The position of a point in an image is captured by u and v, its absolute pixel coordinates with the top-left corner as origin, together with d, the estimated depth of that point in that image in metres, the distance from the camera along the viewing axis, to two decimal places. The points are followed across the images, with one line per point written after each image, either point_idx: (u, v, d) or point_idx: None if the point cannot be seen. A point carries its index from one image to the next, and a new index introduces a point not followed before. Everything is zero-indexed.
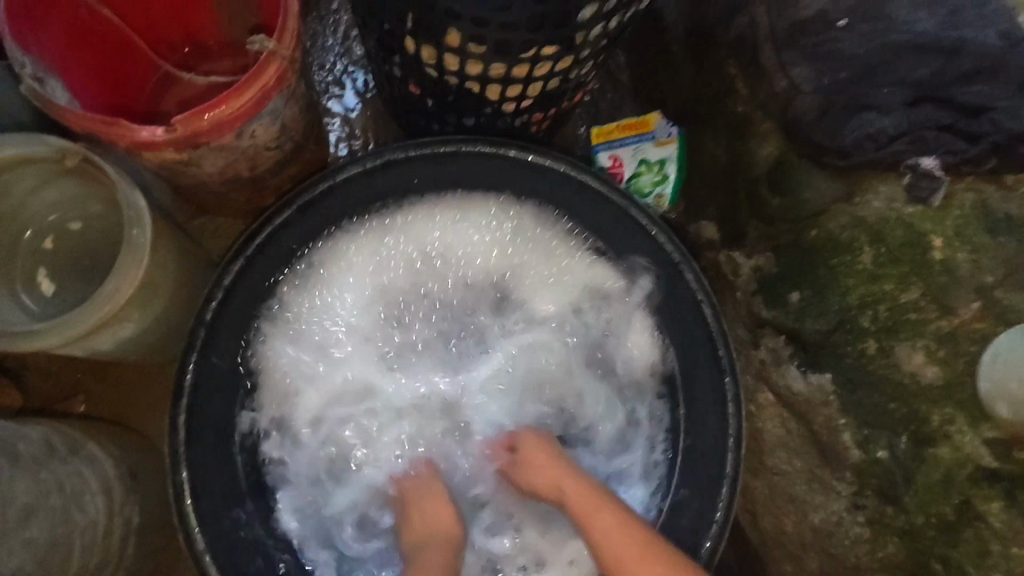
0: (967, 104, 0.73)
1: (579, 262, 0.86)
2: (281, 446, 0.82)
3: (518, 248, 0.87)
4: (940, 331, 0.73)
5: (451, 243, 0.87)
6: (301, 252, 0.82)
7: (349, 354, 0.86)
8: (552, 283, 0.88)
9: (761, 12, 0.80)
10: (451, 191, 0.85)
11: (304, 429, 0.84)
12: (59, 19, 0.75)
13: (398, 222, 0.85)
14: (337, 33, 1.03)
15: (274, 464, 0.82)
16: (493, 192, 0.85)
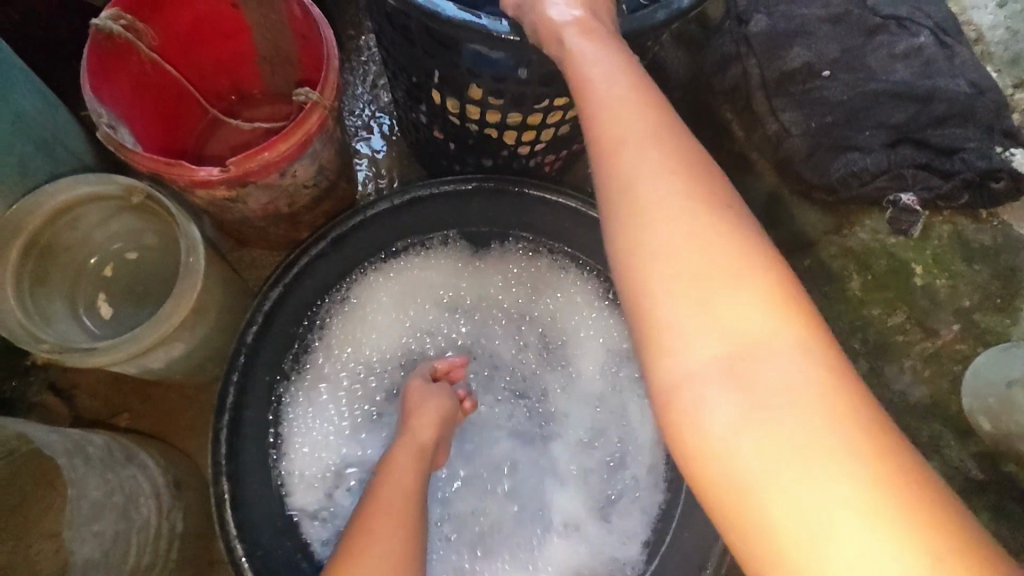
0: (941, 145, 0.82)
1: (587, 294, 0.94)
2: (313, 464, 0.89)
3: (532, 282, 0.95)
4: (925, 351, 0.80)
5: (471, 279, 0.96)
6: (338, 286, 0.91)
7: (376, 381, 0.93)
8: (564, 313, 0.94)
9: (753, 63, 0.88)
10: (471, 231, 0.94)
11: (335, 450, 0.90)
12: (129, 74, 0.84)
13: (423, 259, 0.94)
14: (366, 82, 1.13)
15: (305, 480, 0.88)
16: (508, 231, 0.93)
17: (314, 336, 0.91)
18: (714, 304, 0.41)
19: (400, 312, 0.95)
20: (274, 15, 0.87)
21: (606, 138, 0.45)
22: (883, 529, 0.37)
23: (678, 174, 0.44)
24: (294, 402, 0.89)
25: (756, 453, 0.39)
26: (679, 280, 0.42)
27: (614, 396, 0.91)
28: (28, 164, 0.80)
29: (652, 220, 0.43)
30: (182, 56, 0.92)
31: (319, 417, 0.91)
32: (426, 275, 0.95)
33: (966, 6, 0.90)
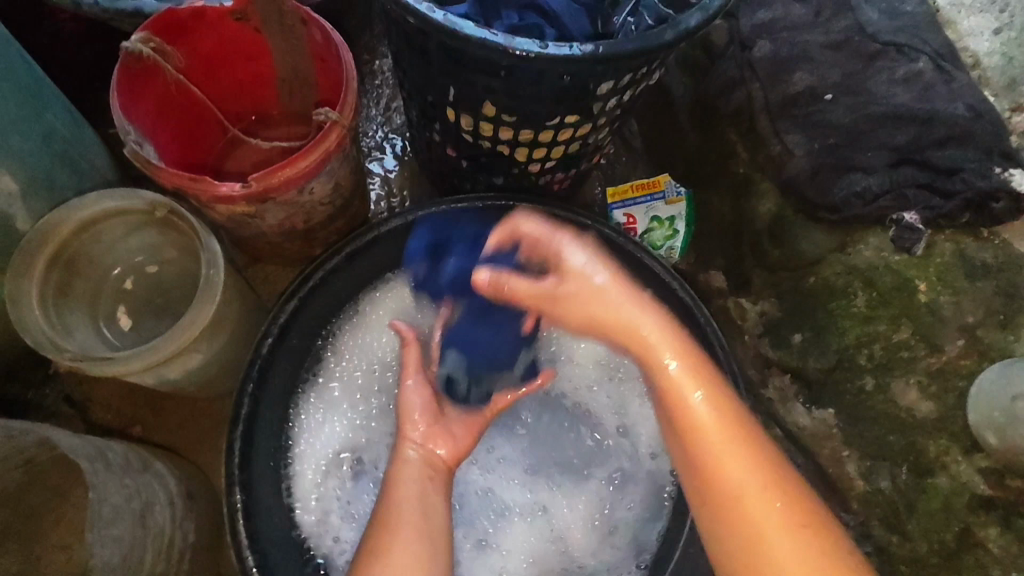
0: (941, 165, 0.82)
1: None
2: (312, 463, 0.91)
3: None
4: (931, 367, 0.80)
5: None
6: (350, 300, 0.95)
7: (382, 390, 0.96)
8: None
9: (756, 87, 0.92)
10: None
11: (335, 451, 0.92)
12: (154, 95, 0.88)
13: None
14: (380, 104, 1.17)
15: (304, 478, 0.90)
16: None
17: (324, 345, 0.94)
18: (767, 511, 0.55)
19: (405, 317, 0.96)
20: (295, 40, 0.91)
21: (665, 379, 0.60)
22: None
23: (728, 412, 0.59)
24: (302, 404, 0.92)
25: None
26: (751, 499, 0.56)
27: (614, 399, 0.91)
28: (56, 178, 0.83)
29: (712, 450, 0.58)
30: (205, 78, 0.96)
31: (326, 418, 0.93)
32: None
33: (962, 34, 0.92)
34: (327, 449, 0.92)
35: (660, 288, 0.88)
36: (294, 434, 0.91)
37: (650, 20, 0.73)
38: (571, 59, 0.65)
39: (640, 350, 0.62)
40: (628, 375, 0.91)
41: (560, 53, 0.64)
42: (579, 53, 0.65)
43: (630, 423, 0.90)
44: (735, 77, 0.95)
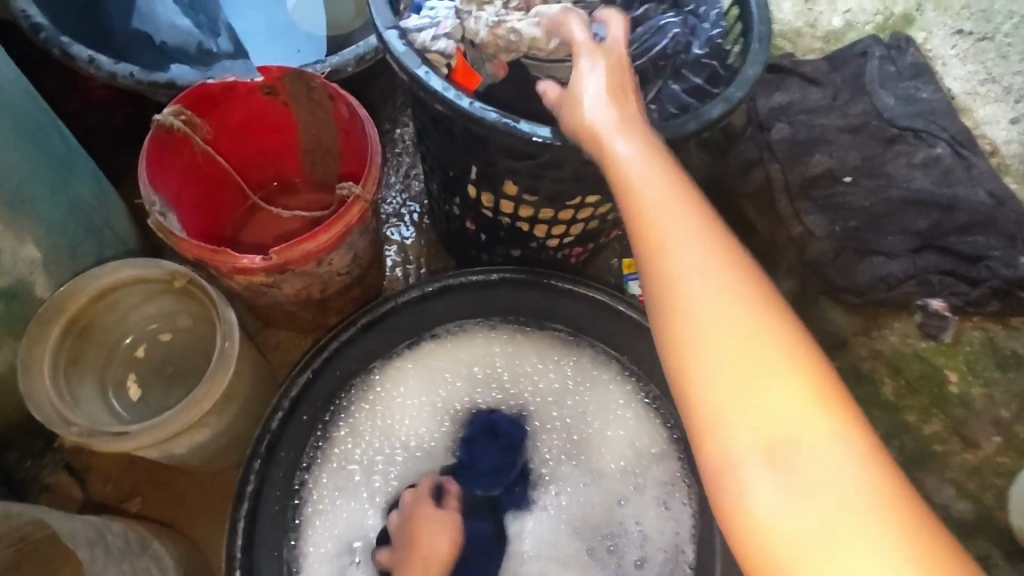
0: (967, 253, 0.84)
1: (627, 397, 0.92)
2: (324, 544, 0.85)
3: (575, 379, 0.93)
4: (966, 463, 0.78)
5: (515, 364, 0.94)
6: (370, 367, 0.92)
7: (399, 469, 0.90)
8: (602, 407, 0.92)
9: (776, 168, 0.92)
10: (508, 320, 0.95)
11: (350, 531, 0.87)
12: (180, 163, 0.89)
13: (461, 344, 0.94)
14: (400, 172, 1.18)
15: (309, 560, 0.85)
16: (547, 324, 0.95)
17: (336, 423, 0.90)
18: (761, 353, 0.44)
19: (428, 394, 0.93)
20: (322, 114, 0.93)
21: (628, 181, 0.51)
22: (883, 529, 0.40)
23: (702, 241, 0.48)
24: (312, 483, 0.87)
25: (778, 490, 0.42)
26: (717, 325, 0.45)
27: (648, 507, 0.87)
28: (79, 247, 0.83)
29: (690, 305, 0.46)
30: (230, 148, 0.98)
31: (335, 500, 0.87)
32: (460, 359, 0.94)
33: (979, 121, 0.94)
34: (333, 534, 0.86)
35: None
36: (303, 513, 0.86)
37: (672, 109, 0.74)
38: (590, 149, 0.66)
39: (627, 193, 0.51)
40: (653, 479, 0.88)
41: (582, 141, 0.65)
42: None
43: (668, 517, 0.86)
44: (753, 158, 0.94)
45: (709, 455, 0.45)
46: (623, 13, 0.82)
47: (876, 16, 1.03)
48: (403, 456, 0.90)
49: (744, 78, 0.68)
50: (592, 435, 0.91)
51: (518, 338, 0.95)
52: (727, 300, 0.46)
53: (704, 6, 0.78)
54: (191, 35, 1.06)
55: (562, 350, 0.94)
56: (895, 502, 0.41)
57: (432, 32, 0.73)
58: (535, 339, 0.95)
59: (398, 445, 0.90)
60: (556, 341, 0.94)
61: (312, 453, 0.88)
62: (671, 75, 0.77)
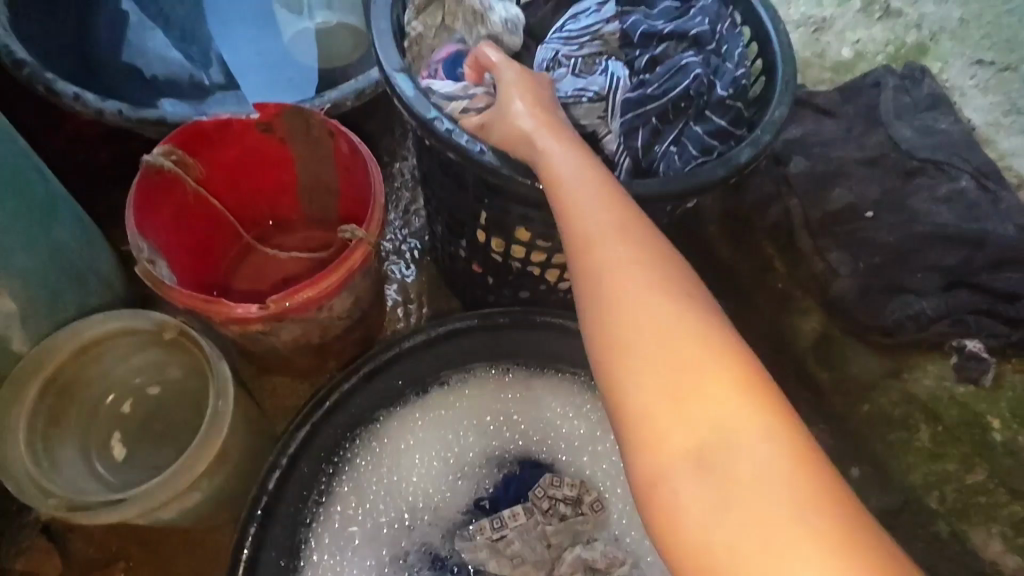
0: (1001, 291, 0.80)
1: None
2: None
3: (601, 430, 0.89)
4: (1015, 515, 0.74)
5: (529, 413, 0.90)
6: (374, 419, 0.87)
7: (409, 530, 0.85)
8: None
9: (795, 203, 0.89)
10: (521, 366, 0.91)
11: None
12: (170, 205, 0.85)
13: (471, 392, 0.91)
14: (399, 208, 1.14)
15: None
16: (561, 372, 0.91)
17: (338, 480, 0.84)
18: (670, 322, 0.43)
19: (439, 449, 0.88)
20: (320, 151, 0.89)
21: (585, 237, 0.48)
22: (798, 491, 0.38)
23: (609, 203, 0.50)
24: (313, 547, 0.82)
25: (709, 496, 0.39)
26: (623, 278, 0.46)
27: None
28: (60, 296, 0.78)
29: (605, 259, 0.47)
30: (223, 188, 0.93)
31: (339, 563, 0.82)
32: (471, 409, 0.90)
33: (1004, 152, 0.91)
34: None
35: None
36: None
37: (694, 150, 0.71)
38: None
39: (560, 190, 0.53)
40: None
41: None
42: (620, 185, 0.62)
43: None
44: (770, 192, 0.91)
45: (646, 455, 0.41)
46: (641, 51, 0.78)
47: (888, 46, 1.01)
48: (414, 514, 0.86)
49: (772, 121, 0.66)
50: (622, 494, 0.86)
51: (531, 386, 0.91)
52: (635, 255, 0.47)
53: (725, 44, 0.75)
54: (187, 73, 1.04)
55: (585, 398, 0.90)
56: (813, 473, 0.38)
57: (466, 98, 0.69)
58: (550, 387, 0.91)
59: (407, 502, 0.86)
60: (577, 390, 0.90)
61: (316, 511, 0.83)
62: (694, 115, 0.73)
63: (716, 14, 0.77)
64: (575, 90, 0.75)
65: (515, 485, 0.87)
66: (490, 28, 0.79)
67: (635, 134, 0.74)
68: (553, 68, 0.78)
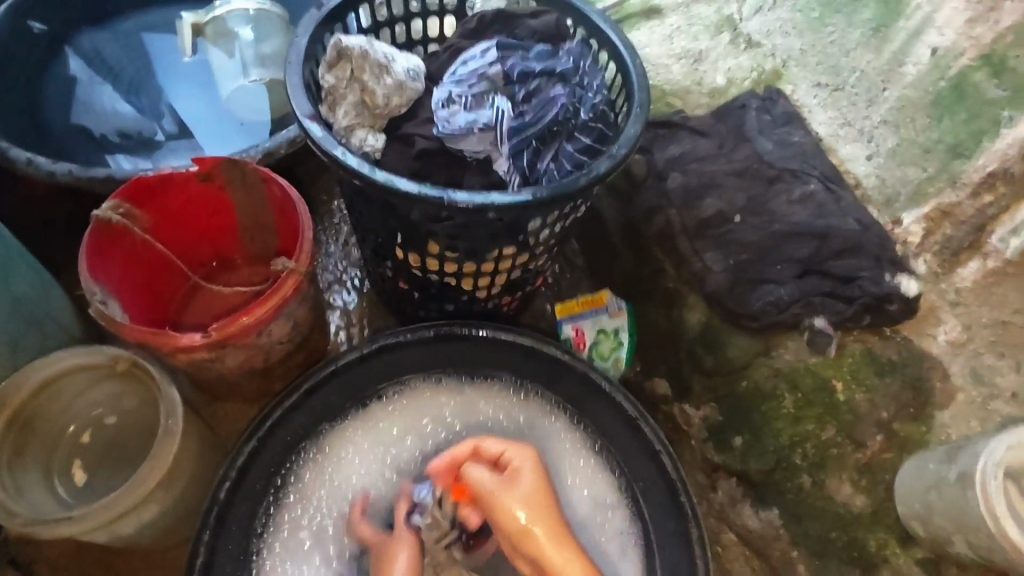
0: (840, 274, 0.91)
1: (573, 440, 0.97)
2: None
3: (525, 425, 0.99)
4: (858, 462, 0.86)
5: (460, 415, 1.00)
6: (317, 433, 0.96)
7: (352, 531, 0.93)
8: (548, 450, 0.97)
9: (674, 213, 1.02)
10: (449, 373, 1.01)
11: None
12: (120, 253, 0.95)
13: (406, 402, 1.00)
14: (339, 240, 1.25)
15: None
16: (486, 376, 1.01)
17: (287, 490, 0.93)
18: None
19: (381, 454, 0.98)
20: (256, 196, 1.00)
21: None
22: None
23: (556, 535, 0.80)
24: (266, 555, 0.90)
25: None
26: None
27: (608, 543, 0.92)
28: (19, 340, 0.86)
29: None
30: (168, 235, 1.03)
31: (291, 566, 0.90)
32: (407, 418, 1.00)
33: (843, 159, 1.00)
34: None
35: (606, 399, 0.98)
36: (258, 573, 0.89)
37: (568, 165, 0.88)
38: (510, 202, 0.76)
39: (529, 540, 0.80)
40: (617, 527, 0.93)
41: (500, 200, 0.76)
42: (491, 202, 0.76)
43: (618, 552, 0.91)
44: (655, 205, 1.05)
45: None
46: (519, 87, 0.92)
47: (754, 71, 1.12)
48: (356, 512, 0.94)
49: (627, 137, 0.80)
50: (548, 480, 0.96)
51: (461, 392, 1.01)
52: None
53: (587, 78, 0.91)
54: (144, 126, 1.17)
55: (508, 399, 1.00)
56: None
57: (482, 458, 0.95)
58: (477, 392, 1.01)
59: (350, 501, 0.95)
60: (500, 391, 1.01)
61: (267, 515, 0.92)
62: (566, 137, 0.89)
63: (579, 53, 0.92)
64: (467, 122, 0.89)
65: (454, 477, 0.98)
66: (395, 76, 0.91)
67: (521, 156, 0.88)
68: (449, 105, 0.91)
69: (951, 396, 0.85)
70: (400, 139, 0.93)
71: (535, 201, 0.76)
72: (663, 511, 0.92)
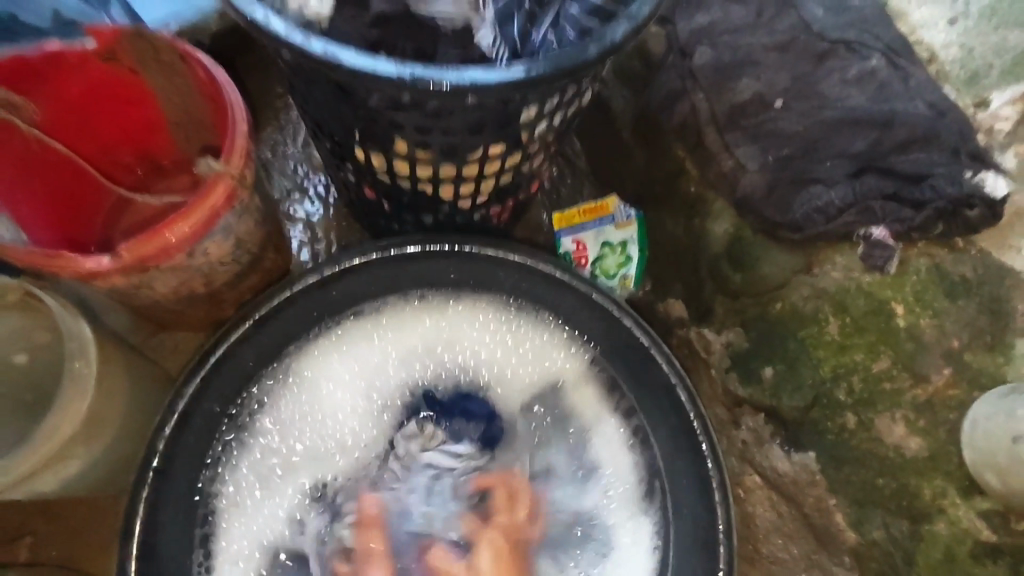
0: (907, 172, 0.72)
1: (570, 367, 0.84)
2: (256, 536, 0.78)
3: (526, 348, 0.85)
4: (917, 399, 0.72)
5: (446, 333, 0.85)
6: (287, 354, 0.82)
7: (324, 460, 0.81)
8: (542, 373, 0.85)
9: (701, 98, 0.82)
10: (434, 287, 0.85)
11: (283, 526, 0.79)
12: (6, 156, 0.76)
13: (385, 318, 0.85)
14: (298, 140, 1.02)
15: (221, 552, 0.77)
16: (480, 294, 0.85)
17: (248, 417, 0.80)
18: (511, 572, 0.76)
19: (359, 383, 0.83)
20: (177, 79, 0.79)
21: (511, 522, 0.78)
22: None
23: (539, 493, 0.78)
24: (225, 483, 0.79)
25: None
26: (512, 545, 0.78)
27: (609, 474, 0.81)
28: None
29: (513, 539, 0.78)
30: (74, 133, 0.85)
31: (253, 495, 0.79)
32: (387, 336, 0.85)
33: (915, 26, 0.78)
34: (260, 531, 0.78)
35: (611, 322, 0.82)
36: (221, 514, 0.78)
37: (572, 32, 0.68)
38: (503, 82, 0.57)
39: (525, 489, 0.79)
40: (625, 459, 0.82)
41: (487, 76, 0.57)
42: (466, 80, 0.56)
43: (618, 478, 0.81)
44: (677, 88, 0.84)
45: None
46: None
47: None
48: (333, 444, 0.82)
49: None
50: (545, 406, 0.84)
51: (449, 308, 0.86)
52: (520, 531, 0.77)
53: None
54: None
55: (504, 318, 0.85)
56: None
57: (536, 418, 0.83)
58: (469, 311, 0.85)
59: (324, 433, 0.82)
60: (497, 311, 0.85)
61: (228, 447, 0.79)
62: None
63: None
64: None
65: (459, 405, 0.84)
66: None
67: (511, 22, 0.69)
68: None
69: None
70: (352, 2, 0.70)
71: (523, 78, 0.57)
72: (677, 451, 0.80)
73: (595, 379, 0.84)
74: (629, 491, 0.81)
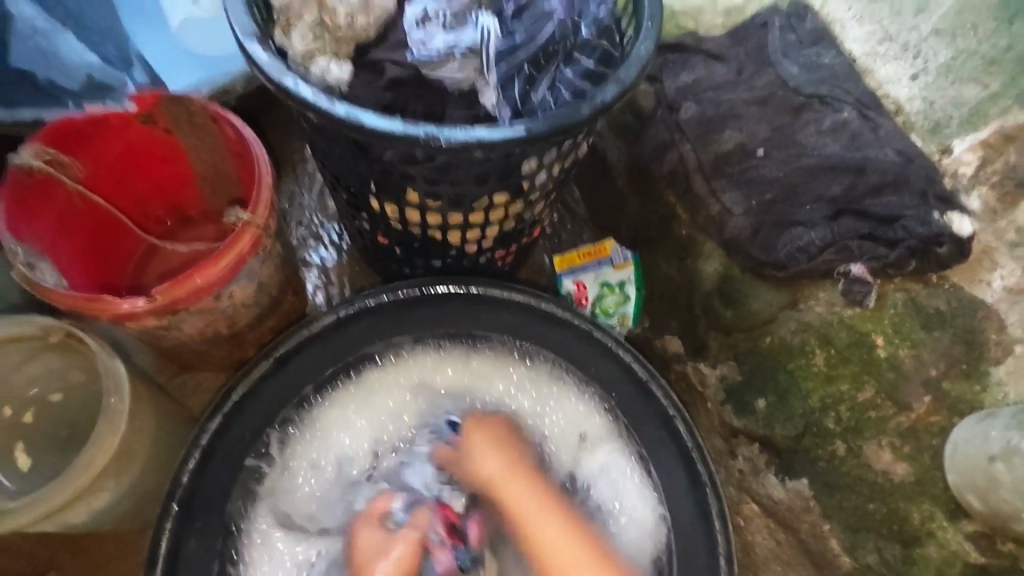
0: (880, 215, 0.78)
1: (579, 409, 0.88)
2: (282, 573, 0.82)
3: (539, 392, 0.90)
4: (901, 426, 0.76)
5: (462, 379, 0.91)
6: (315, 398, 0.87)
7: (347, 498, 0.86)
8: (556, 415, 0.89)
9: (688, 149, 0.88)
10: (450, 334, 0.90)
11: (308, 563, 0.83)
12: (51, 208, 0.82)
13: (404, 365, 0.90)
14: (313, 191, 1.10)
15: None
16: (491, 339, 0.90)
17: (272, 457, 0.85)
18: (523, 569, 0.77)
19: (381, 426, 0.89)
20: (209, 139, 0.87)
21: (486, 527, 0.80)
22: None
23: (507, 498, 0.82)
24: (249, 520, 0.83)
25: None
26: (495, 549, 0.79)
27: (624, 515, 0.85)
28: None
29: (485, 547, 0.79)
30: (112, 187, 0.91)
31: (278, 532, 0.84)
32: (406, 382, 0.90)
33: (881, 81, 0.86)
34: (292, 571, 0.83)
35: (610, 357, 0.87)
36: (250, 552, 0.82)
37: (567, 94, 0.74)
38: (505, 137, 0.63)
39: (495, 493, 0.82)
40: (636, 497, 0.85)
41: (492, 134, 0.63)
42: (473, 138, 0.63)
43: (632, 518, 0.84)
44: (666, 140, 0.91)
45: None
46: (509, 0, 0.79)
47: None
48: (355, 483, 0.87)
49: (637, 57, 0.67)
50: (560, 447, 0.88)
51: (465, 355, 0.91)
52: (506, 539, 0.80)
53: None
54: (103, 72, 0.86)
55: (518, 364, 0.90)
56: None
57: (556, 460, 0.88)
58: (484, 356, 0.91)
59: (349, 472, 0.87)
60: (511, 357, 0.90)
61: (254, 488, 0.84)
62: (563, 59, 0.76)
63: None
64: (446, 47, 0.74)
65: None
66: None
67: (512, 85, 0.75)
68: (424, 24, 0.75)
69: (1008, 349, 0.74)
70: (368, 68, 0.78)
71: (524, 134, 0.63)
72: (677, 481, 0.83)
73: (604, 420, 0.88)
74: (640, 528, 0.84)
